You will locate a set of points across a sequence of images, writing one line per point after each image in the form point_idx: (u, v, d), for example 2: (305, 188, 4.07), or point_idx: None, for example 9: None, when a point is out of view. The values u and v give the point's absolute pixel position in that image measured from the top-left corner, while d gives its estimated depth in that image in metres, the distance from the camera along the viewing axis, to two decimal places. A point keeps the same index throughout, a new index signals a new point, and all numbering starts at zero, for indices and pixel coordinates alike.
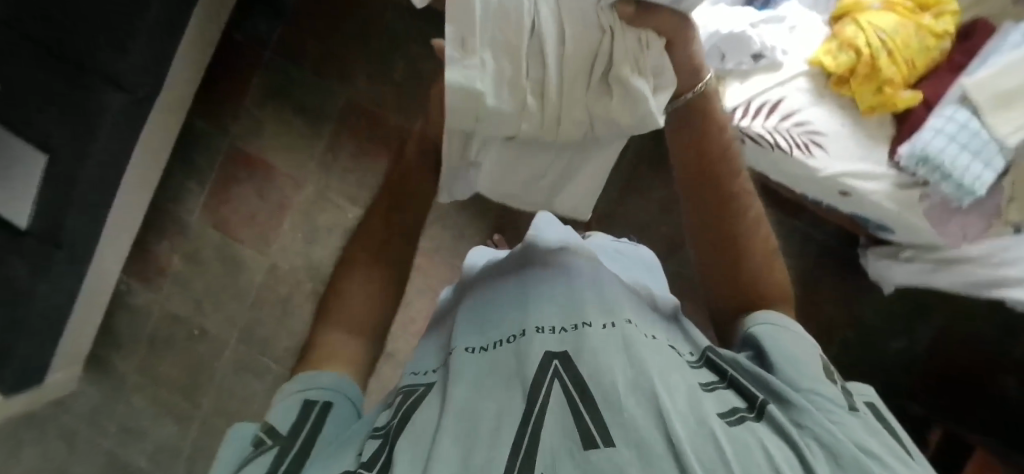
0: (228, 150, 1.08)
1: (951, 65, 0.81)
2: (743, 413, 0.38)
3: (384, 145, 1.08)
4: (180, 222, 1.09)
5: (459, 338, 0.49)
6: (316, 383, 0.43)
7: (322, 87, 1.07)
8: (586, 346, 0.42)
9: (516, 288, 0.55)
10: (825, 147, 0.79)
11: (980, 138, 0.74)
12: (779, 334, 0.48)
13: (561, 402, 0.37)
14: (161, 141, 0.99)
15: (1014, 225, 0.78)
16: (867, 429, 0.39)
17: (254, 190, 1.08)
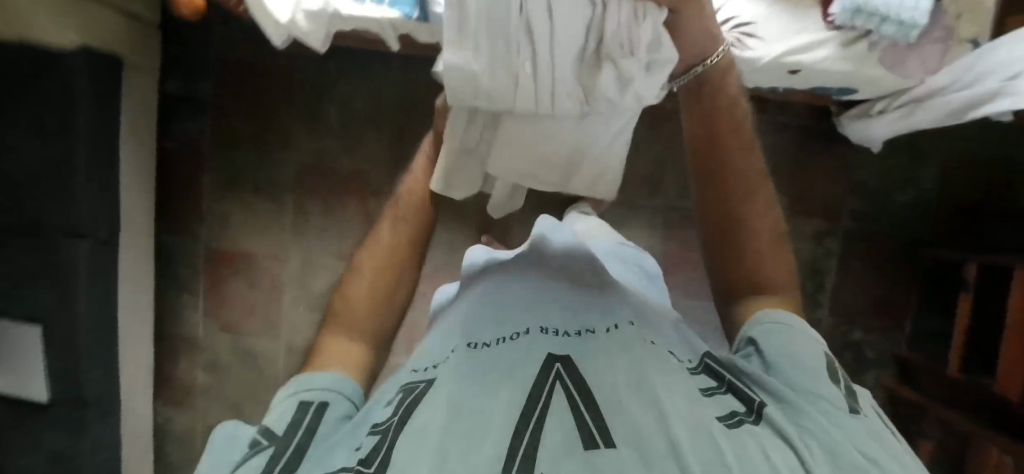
0: (205, 255, 1.09)
1: None
2: (743, 416, 0.45)
3: (347, 192, 1.06)
4: (190, 337, 1.11)
5: (465, 337, 0.57)
6: (311, 386, 0.53)
7: (268, 162, 1.06)
8: (594, 359, 0.51)
9: (516, 300, 0.63)
10: (756, 35, 0.77)
11: None
12: (780, 329, 0.54)
13: (561, 402, 0.44)
14: (139, 272, 1.02)
15: (971, 40, 0.75)
16: (866, 428, 0.43)
17: (244, 282, 1.09)
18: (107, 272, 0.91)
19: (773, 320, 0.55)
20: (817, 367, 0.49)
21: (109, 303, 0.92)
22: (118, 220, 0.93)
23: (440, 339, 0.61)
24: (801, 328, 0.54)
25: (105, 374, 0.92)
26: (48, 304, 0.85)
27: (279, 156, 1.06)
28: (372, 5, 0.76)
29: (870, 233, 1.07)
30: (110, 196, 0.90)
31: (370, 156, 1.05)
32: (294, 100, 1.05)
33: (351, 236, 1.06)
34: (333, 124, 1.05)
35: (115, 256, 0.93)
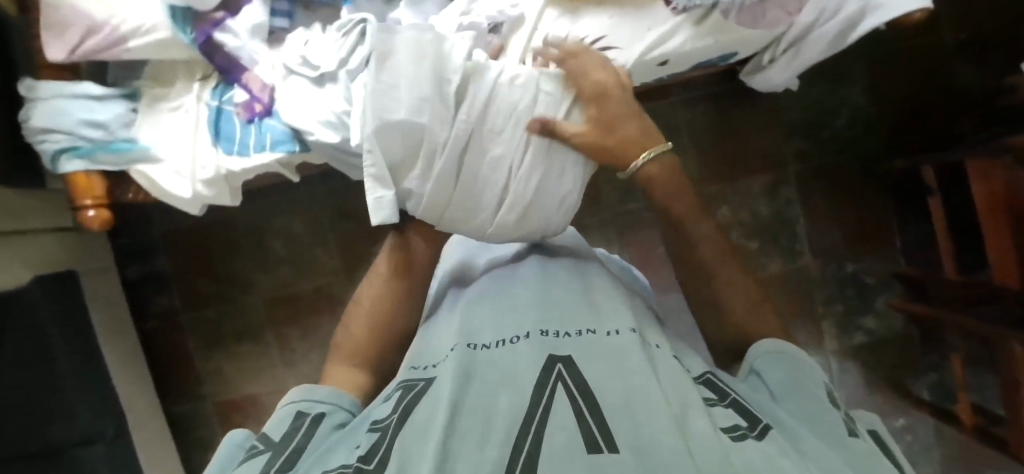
0: (215, 411, 1.14)
1: None
2: (746, 431, 0.40)
3: (317, 309, 1.11)
4: None
5: (469, 331, 0.53)
6: (314, 396, 0.50)
7: (239, 307, 1.12)
8: (599, 357, 0.46)
9: (514, 296, 0.58)
10: (612, 45, 0.78)
11: None
12: (777, 362, 0.50)
13: (563, 403, 0.41)
14: (160, 449, 1.07)
15: None
16: (874, 457, 0.39)
17: (257, 423, 1.13)
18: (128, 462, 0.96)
19: (769, 352, 0.52)
20: (814, 400, 0.46)
21: None
22: (123, 408, 0.98)
23: (435, 340, 0.56)
24: (800, 361, 0.50)
25: None
26: None
27: (248, 299, 1.12)
28: (256, 154, 0.80)
29: (820, 166, 1.05)
30: (105, 394, 0.95)
31: (326, 269, 1.11)
32: (242, 245, 1.11)
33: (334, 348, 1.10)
34: (283, 254, 1.11)
35: (133, 444, 0.99)
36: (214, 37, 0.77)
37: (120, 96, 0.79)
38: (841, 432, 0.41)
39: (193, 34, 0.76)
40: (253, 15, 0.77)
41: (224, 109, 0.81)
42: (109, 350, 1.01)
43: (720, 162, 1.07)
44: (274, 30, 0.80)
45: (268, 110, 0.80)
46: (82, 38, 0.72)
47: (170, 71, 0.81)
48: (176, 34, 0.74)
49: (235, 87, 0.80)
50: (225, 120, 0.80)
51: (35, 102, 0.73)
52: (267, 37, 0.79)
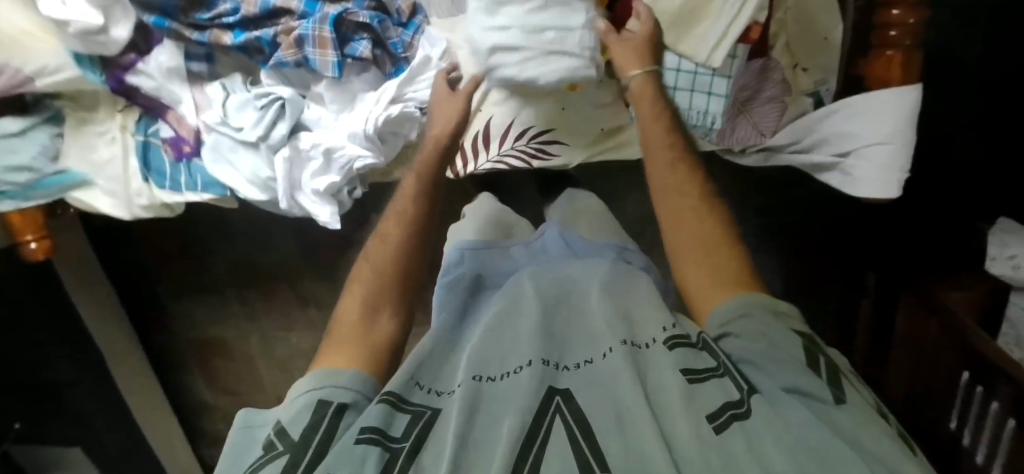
0: (188, 347, 1.20)
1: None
2: (734, 409, 0.42)
3: (275, 277, 1.14)
4: (199, 404, 1.26)
5: (471, 358, 0.51)
6: (335, 384, 0.48)
7: (200, 264, 1.12)
8: (599, 381, 0.46)
9: (514, 321, 0.55)
10: (562, 141, 0.73)
11: (682, 70, 0.61)
12: (755, 321, 0.49)
13: (563, 433, 0.41)
14: (141, 377, 1.17)
15: (811, 92, 0.68)
16: (843, 423, 0.41)
17: (218, 363, 1.22)
18: (115, 400, 1.09)
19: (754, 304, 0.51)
20: (799, 366, 0.46)
21: (126, 419, 1.11)
22: (102, 354, 1.07)
23: (447, 359, 0.55)
24: (779, 320, 0.50)
25: (136, 452, 1.13)
26: (72, 429, 1.06)
27: (208, 259, 1.12)
28: (188, 191, 0.80)
29: (794, 231, 0.92)
30: (88, 344, 1.03)
31: (275, 247, 1.10)
32: (197, 218, 1.08)
33: (294, 309, 1.16)
34: (235, 224, 1.08)
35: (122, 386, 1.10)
36: (127, 80, 0.71)
37: (44, 121, 0.76)
38: (803, 387, 0.44)
39: (105, 75, 0.70)
40: (166, 60, 0.70)
41: (151, 144, 0.78)
42: (89, 302, 1.05)
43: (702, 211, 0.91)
44: (193, 71, 0.73)
45: (197, 151, 0.78)
46: None
47: (92, 97, 0.77)
48: (86, 76, 0.69)
49: (160, 122, 0.77)
50: (154, 154, 0.79)
51: None
52: (185, 76, 0.72)
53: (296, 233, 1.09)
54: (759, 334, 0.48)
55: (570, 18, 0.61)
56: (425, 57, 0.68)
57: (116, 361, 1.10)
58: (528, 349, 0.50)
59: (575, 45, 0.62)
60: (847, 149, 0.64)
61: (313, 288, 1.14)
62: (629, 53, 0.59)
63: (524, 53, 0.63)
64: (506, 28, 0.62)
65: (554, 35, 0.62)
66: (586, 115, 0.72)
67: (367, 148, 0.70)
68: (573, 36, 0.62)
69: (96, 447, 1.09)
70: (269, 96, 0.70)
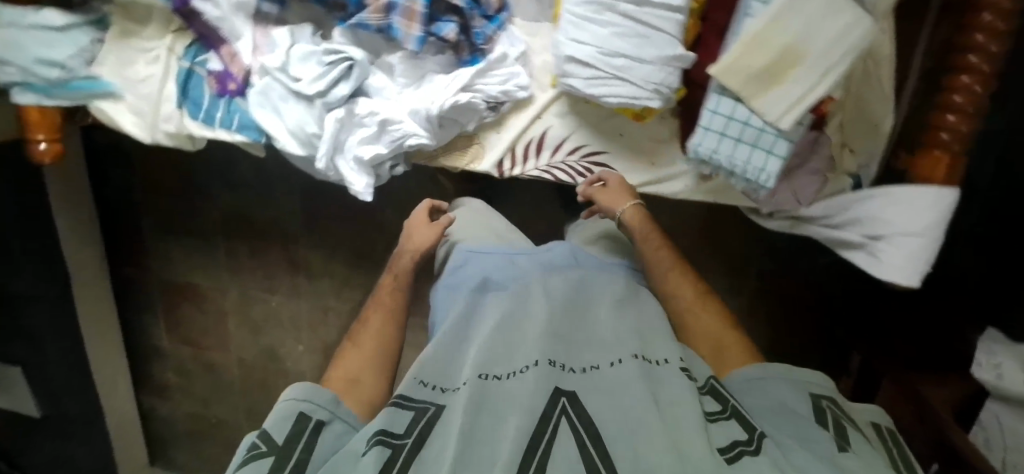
0: (159, 287, 1.14)
1: (708, 36, 0.65)
2: (743, 447, 0.43)
3: (271, 237, 1.09)
4: (156, 348, 1.20)
5: (477, 354, 0.51)
6: (315, 400, 0.52)
7: (196, 206, 1.07)
8: (605, 389, 0.47)
9: (522, 322, 0.56)
10: (612, 166, 0.74)
11: (751, 126, 0.63)
12: (769, 386, 0.54)
13: (568, 437, 0.42)
14: (104, 308, 1.10)
15: (852, 173, 0.72)
16: (848, 463, 0.43)
17: (188, 311, 1.16)
18: (72, 327, 1.02)
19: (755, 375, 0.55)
20: (806, 422, 0.49)
21: (78, 348, 1.04)
22: (70, 276, 1.00)
23: (453, 354, 0.56)
24: (792, 383, 0.54)
25: (80, 386, 1.05)
26: (19, 348, 0.98)
27: (206, 204, 1.07)
28: (220, 129, 0.77)
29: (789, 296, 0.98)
30: (57, 262, 0.96)
31: (280, 205, 1.06)
32: (205, 158, 1.03)
33: (283, 273, 1.12)
34: (245, 173, 1.04)
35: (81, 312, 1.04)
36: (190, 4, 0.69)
37: (86, 24, 0.72)
38: (813, 437, 0.47)
39: None
40: None
41: (195, 72, 0.75)
42: (69, 218, 0.99)
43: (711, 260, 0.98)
44: (262, 11, 0.72)
45: (241, 90, 0.75)
46: None
47: (143, 10, 0.74)
48: None
49: (209, 52, 0.74)
50: (194, 84, 0.75)
51: None
52: (252, 14, 0.72)
53: (306, 195, 1.05)
54: (771, 397, 0.52)
55: (651, 48, 0.61)
56: (504, 54, 0.68)
57: (81, 287, 1.03)
58: (535, 349, 0.50)
59: (639, 76, 0.62)
60: (878, 233, 0.68)
61: (307, 256, 1.10)
62: (611, 197, 0.70)
63: (593, 71, 0.63)
64: (585, 45, 0.62)
65: (625, 62, 0.62)
66: (641, 146, 0.73)
67: (424, 128, 0.69)
68: (641, 68, 0.61)
69: (38, 373, 1.01)
70: (339, 55, 0.68)
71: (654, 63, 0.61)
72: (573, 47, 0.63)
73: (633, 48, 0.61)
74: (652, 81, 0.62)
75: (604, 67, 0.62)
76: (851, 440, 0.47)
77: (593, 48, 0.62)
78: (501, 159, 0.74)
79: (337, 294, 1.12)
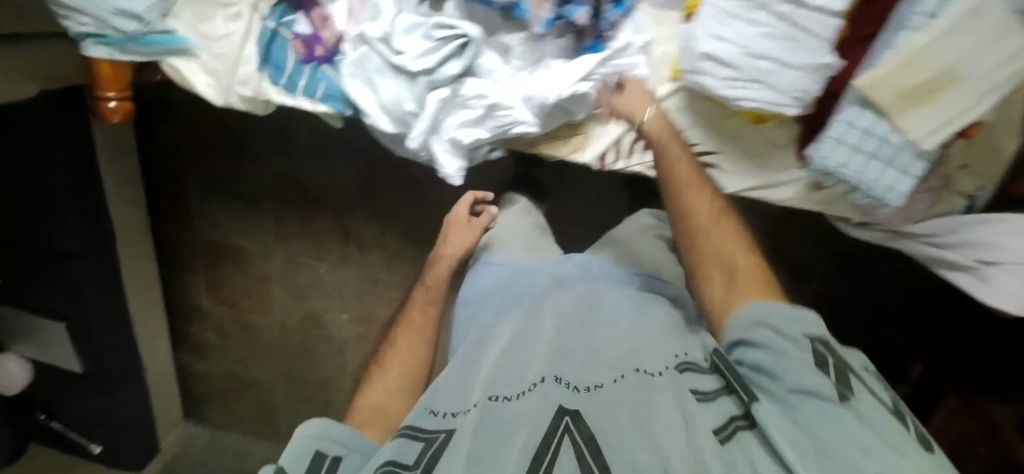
0: (202, 247, 1.10)
1: (855, 39, 0.61)
2: (738, 421, 0.43)
3: (322, 204, 1.04)
4: (195, 307, 1.16)
5: (481, 383, 0.48)
6: (329, 436, 0.49)
7: (244, 166, 1.01)
8: (610, 403, 0.44)
9: (524, 343, 0.54)
10: (720, 168, 0.71)
11: (889, 143, 0.60)
12: (774, 317, 0.49)
13: (574, 457, 0.39)
14: (148, 267, 1.05)
15: (968, 194, 0.69)
16: (843, 421, 0.39)
17: (233, 273, 1.11)
18: (118, 286, 0.97)
19: (755, 313, 0.50)
20: (802, 371, 0.44)
21: (123, 308, 0.99)
22: (118, 234, 0.94)
23: (463, 379, 0.52)
24: (792, 324, 0.48)
25: (124, 346, 1.02)
26: (65, 305, 0.95)
27: (255, 166, 1.01)
28: (302, 96, 0.70)
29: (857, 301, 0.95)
30: (105, 221, 0.90)
31: (337, 173, 1.01)
32: (259, 118, 0.96)
33: (332, 241, 1.07)
34: (300, 137, 0.98)
35: (127, 271, 0.99)
36: None
37: None
38: (813, 387, 0.42)
39: None
40: None
41: (280, 34, 0.69)
42: (116, 172, 0.92)
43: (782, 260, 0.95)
44: None
45: (330, 57, 0.69)
46: None
47: None
48: None
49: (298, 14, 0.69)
50: (277, 47, 0.69)
51: None
52: None
53: (363, 165, 1.00)
54: (771, 338, 0.47)
55: (800, 53, 0.56)
56: (627, 43, 0.64)
57: (127, 245, 0.98)
58: (535, 370, 0.48)
59: (782, 82, 0.58)
60: (992, 259, 0.67)
61: (360, 225, 1.05)
62: (630, 102, 0.65)
63: (730, 72, 0.59)
64: (727, 45, 0.58)
65: (769, 65, 0.58)
66: (752, 149, 0.70)
67: (535, 115, 0.65)
68: (786, 75, 0.58)
69: (83, 331, 0.98)
70: (453, 30, 0.62)
71: (802, 69, 0.57)
72: (713, 46, 0.58)
73: (780, 54, 0.57)
74: (795, 88, 0.58)
75: (744, 68, 0.58)
76: (852, 384, 0.43)
77: (734, 48, 0.58)
78: (607, 152, 0.70)
79: (387, 267, 1.08)
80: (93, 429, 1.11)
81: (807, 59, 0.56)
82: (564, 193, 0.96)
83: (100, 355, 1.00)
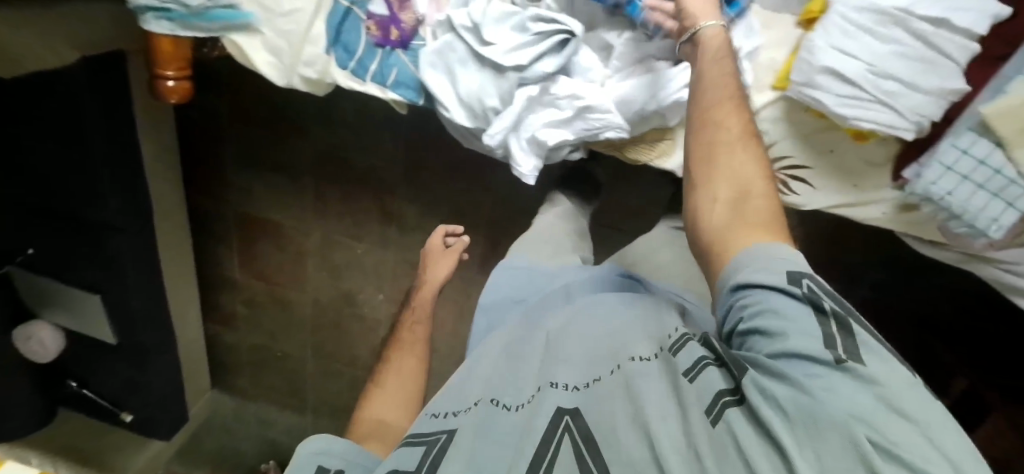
0: (237, 219, 1.06)
1: (984, 60, 0.57)
2: (727, 398, 0.33)
3: (365, 182, 0.98)
4: (227, 278, 1.14)
5: (480, 388, 0.44)
6: (331, 450, 0.44)
7: (286, 139, 0.96)
8: (607, 395, 0.37)
9: (522, 346, 0.48)
10: (809, 182, 0.68)
11: (998, 177, 0.56)
12: (779, 264, 0.34)
13: (575, 461, 0.34)
14: (181, 238, 1.01)
15: None
16: (849, 393, 0.28)
17: (268, 246, 1.08)
18: (151, 257, 0.94)
19: (769, 253, 0.35)
20: (814, 336, 0.31)
21: (155, 279, 0.96)
22: (152, 205, 0.90)
23: (466, 377, 0.47)
24: (804, 275, 0.34)
25: (156, 318, 0.99)
26: (98, 275, 0.91)
27: (297, 140, 0.96)
28: (371, 83, 0.65)
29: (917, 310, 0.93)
30: (140, 192, 0.86)
31: (383, 152, 0.94)
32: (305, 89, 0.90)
33: (373, 221, 1.01)
34: (346, 112, 0.91)
35: (161, 241, 0.95)
36: None
37: None
38: (805, 355, 0.30)
39: None
40: None
41: (353, 13, 0.64)
42: (152, 139, 0.88)
43: (844, 265, 0.93)
44: None
45: (405, 42, 0.64)
46: None
47: None
48: None
49: None
50: (349, 28, 0.64)
51: None
52: None
53: (410, 145, 0.92)
54: (776, 295, 0.33)
55: (930, 77, 0.53)
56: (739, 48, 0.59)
57: (162, 215, 0.94)
58: (530, 378, 0.43)
59: (908, 107, 0.54)
60: None
61: (402, 207, 0.99)
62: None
63: (852, 90, 0.55)
64: (853, 62, 0.54)
65: (895, 87, 0.54)
66: (845, 165, 0.67)
67: (628, 121, 0.61)
68: (913, 99, 0.54)
69: (116, 301, 0.95)
70: (553, 25, 0.58)
71: (930, 94, 0.53)
72: (838, 61, 0.54)
73: (908, 77, 0.53)
74: (919, 113, 0.54)
75: (868, 88, 0.54)
76: (859, 337, 0.31)
77: (862, 66, 0.54)
78: None
79: None
80: (124, 396, 1.10)
81: (936, 84, 0.53)
82: (629, 189, 0.91)
83: (132, 327, 0.97)
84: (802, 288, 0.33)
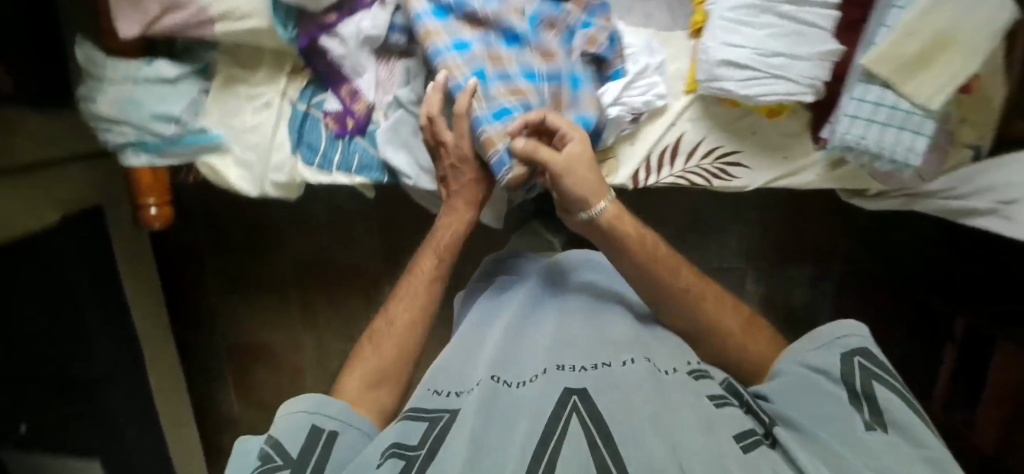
0: (228, 348, 1.06)
1: (847, 27, 0.69)
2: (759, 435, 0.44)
3: (350, 280, 1.01)
4: (225, 416, 1.10)
5: (489, 366, 0.49)
6: (325, 411, 0.47)
7: (268, 257, 1.01)
8: (615, 384, 0.44)
9: (527, 340, 0.54)
10: (745, 165, 0.74)
11: (899, 112, 0.64)
12: (823, 353, 0.49)
13: (581, 434, 0.39)
14: (173, 378, 1.00)
15: (972, 145, 0.76)
16: (866, 444, 0.41)
17: (264, 370, 1.06)
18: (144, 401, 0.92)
19: (807, 352, 0.51)
20: (838, 404, 0.45)
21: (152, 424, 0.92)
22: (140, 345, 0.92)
23: (466, 359, 0.53)
24: (834, 356, 0.48)
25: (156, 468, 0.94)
26: None
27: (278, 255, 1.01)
28: (338, 173, 0.71)
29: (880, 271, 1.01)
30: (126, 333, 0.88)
31: (362, 247, 0.99)
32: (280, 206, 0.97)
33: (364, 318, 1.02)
34: (321, 218, 0.98)
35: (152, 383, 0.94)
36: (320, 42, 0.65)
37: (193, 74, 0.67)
38: (837, 415, 0.44)
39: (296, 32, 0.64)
40: (368, 26, 0.65)
41: (311, 115, 0.70)
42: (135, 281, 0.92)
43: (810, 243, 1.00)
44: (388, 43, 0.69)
45: (361, 128, 0.71)
46: (160, 15, 0.58)
47: (256, 54, 0.68)
48: (275, 27, 0.62)
49: (328, 92, 0.70)
50: (310, 127, 0.70)
51: (105, 84, 0.61)
52: (376, 48, 0.68)
53: (386, 236, 0.98)
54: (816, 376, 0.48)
55: (803, 46, 0.62)
56: (646, 65, 0.69)
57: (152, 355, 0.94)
58: (542, 361, 0.49)
59: (797, 74, 0.63)
60: (1012, 197, 0.70)
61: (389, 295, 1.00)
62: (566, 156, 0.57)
63: (746, 73, 0.64)
64: (740, 50, 0.63)
65: (783, 60, 0.63)
66: (772, 143, 0.74)
67: None
68: (798, 67, 0.63)
69: None
70: None
71: (811, 59, 0.63)
72: (727, 53, 0.64)
73: (788, 51, 0.62)
74: (808, 78, 0.63)
75: (759, 67, 0.63)
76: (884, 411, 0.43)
77: (748, 52, 0.63)
78: (638, 169, 0.74)
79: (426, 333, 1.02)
80: None
81: (812, 51, 0.62)
82: None
83: None
84: (853, 366, 0.47)
